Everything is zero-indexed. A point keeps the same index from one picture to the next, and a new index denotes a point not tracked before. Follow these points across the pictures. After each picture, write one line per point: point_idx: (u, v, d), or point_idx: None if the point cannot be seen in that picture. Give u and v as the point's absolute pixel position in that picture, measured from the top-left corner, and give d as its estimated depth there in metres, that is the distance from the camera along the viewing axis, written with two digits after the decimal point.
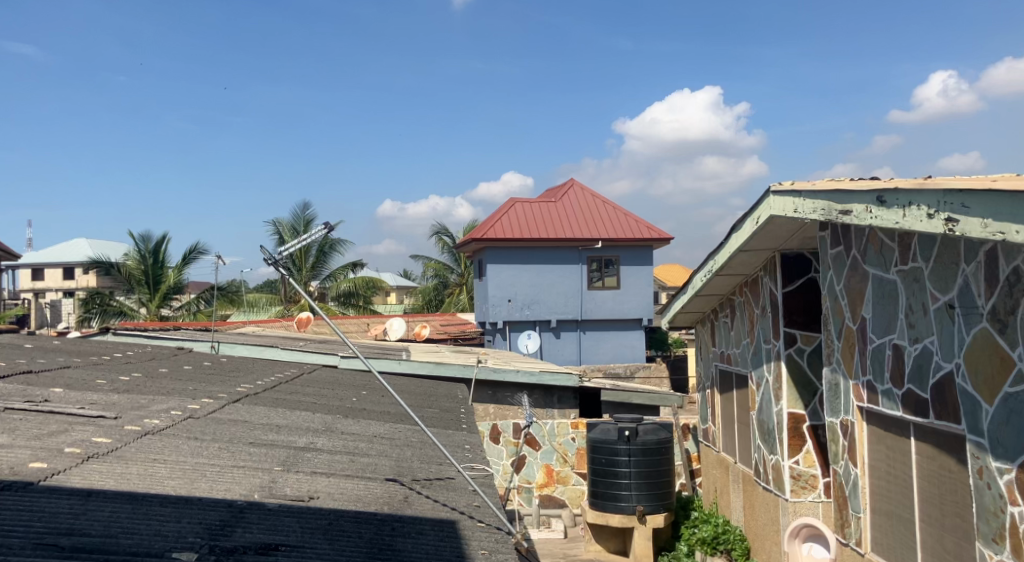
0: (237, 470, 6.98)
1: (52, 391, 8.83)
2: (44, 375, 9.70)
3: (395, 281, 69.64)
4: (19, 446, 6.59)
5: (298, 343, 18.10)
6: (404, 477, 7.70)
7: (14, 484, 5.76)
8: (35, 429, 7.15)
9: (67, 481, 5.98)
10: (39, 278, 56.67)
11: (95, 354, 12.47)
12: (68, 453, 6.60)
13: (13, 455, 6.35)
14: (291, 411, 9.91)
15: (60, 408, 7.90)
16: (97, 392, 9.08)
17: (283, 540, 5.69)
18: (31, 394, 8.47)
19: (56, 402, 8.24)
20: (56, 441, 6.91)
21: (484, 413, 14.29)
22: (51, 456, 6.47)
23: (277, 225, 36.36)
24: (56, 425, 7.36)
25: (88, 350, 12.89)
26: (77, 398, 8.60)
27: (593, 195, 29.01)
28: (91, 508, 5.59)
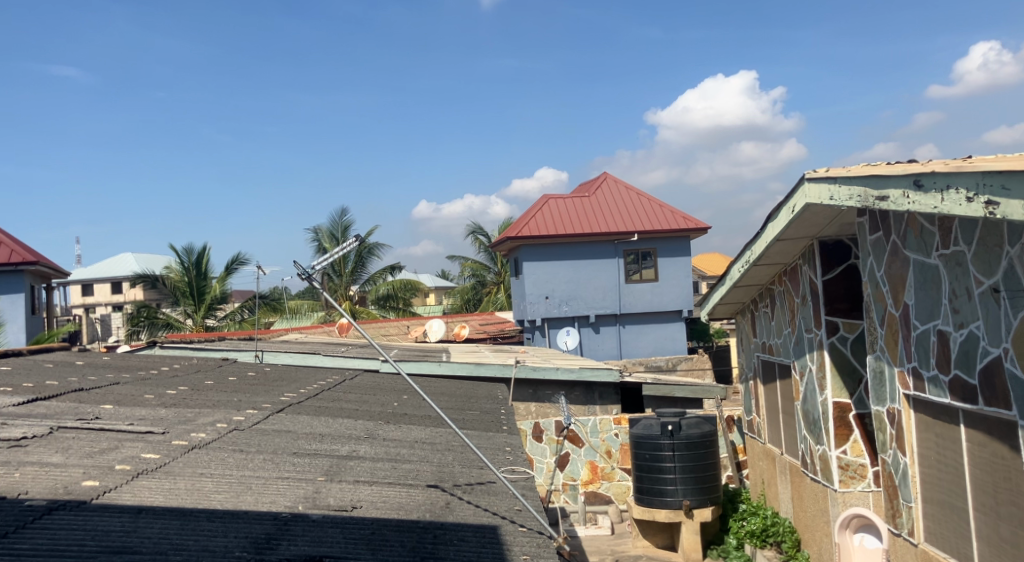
0: (281, 481, 7.06)
1: (101, 408, 8.97)
2: (95, 393, 9.88)
3: (433, 281, 69.81)
4: (72, 465, 6.71)
5: (340, 348, 18.22)
6: (445, 483, 7.73)
7: (68, 503, 5.86)
8: (86, 447, 7.28)
9: (119, 499, 6.08)
10: (90, 293, 57.85)
11: (143, 369, 12.67)
12: (119, 470, 6.71)
13: (67, 474, 6.47)
14: (333, 419, 9.98)
15: (110, 425, 8.04)
16: (146, 407, 9.23)
17: (328, 551, 5.73)
18: (82, 412, 8.61)
19: (107, 419, 8.39)
20: (106, 458, 7.03)
21: (526, 411, 14.26)
22: (103, 474, 6.58)
23: (315, 232, 36.60)
24: (106, 443, 7.48)
25: (136, 365, 13.11)
26: (127, 414, 8.74)
27: (627, 187, 28.78)
28: (142, 525, 5.68)
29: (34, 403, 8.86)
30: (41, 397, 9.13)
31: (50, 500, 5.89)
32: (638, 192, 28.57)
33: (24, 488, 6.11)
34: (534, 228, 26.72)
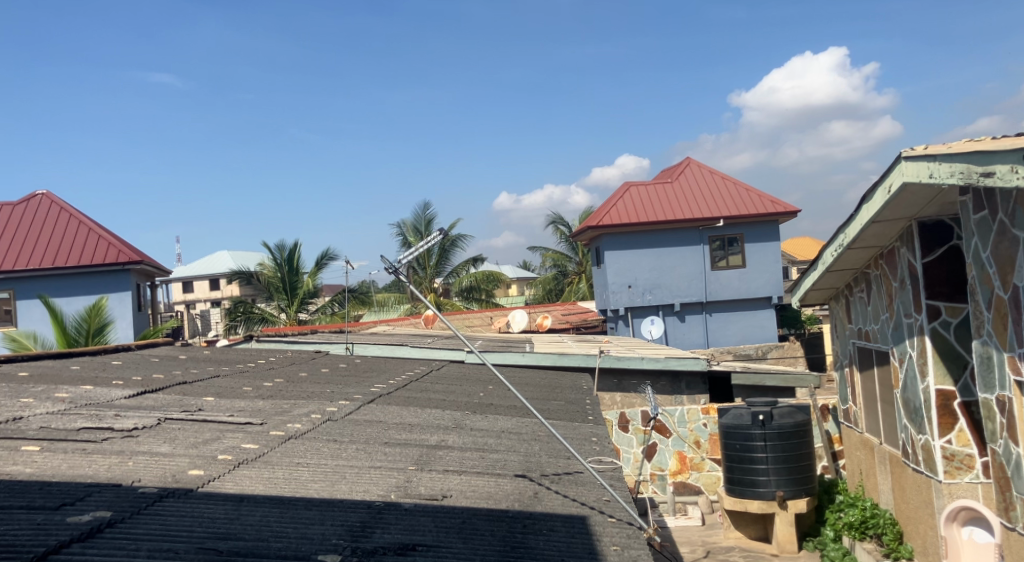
0: (373, 471, 7.25)
1: (202, 400, 9.41)
2: (197, 386, 10.27)
3: (515, 271, 69.90)
4: (179, 455, 7.21)
5: (427, 339, 18.39)
6: (533, 472, 7.72)
7: (178, 491, 6.31)
8: (191, 437, 7.81)
9: (222, 488, 6.48)
10: (190, 289, 59.77)
11: (241, 361, 13.00)
12: (222, 460, 7.15)
13: (174, 463, 6.96)
14: (422, 409, 10.05)
15: (211, 417, 8.57)
16: (245, 399, 9.55)
17: (420, 539, 5.91)
18: (187, 404, 9.17)
19: (209, 410, 8.89)
20: (210, 448, 7.50)
21: (611, 402, 14.18)
22: (207, 463, 7.03)
23: (400, 226, 36.96)
24: (209, 433, 7.97)
25: (234, 358, 13.46)
26: (227, 406, 9.18)
27: (712, 172, 28.22)
28: (244, 513, 6.02)
29: (142, 396, 9.51)
30: (147, 390, 9.79)
31: (160, 488, 6.34)
32: (724, 176, 27.96)
33: (137, 475, 6.62)
34: (616, 217, 26.46)
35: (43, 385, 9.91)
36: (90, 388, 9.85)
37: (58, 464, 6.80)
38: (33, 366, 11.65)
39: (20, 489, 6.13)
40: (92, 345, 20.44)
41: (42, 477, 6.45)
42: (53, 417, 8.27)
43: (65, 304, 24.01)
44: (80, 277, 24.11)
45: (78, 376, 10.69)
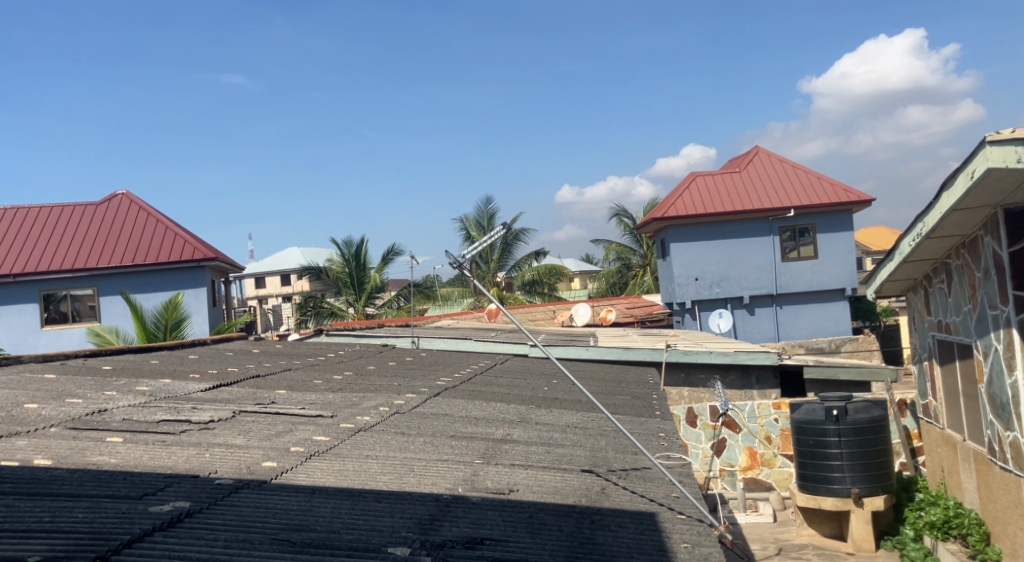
0: (440, 464, 7.27)
1: (275, 393, 9.55)
2: (270, 379, 10.41)
3: (580, 264, 69.51)
4: (253, 447, 7.29)
5: (491, 333, 18.36)
6: (599, 468, 7.60)
7: (251, 482, 6.39)
8: (264, 430, 7.88)
9: (294, 480, 6.56)
10: (262, 285, 60.89)
11: (311, 355, 13.13)
12: (294, 452, 7.23)
13: (248, 455, 7.04)
14: (488, 403, 9.99)
15: (284, 409, 8.65)
16: (316, 392, 9.65)
17: (488, 534, 5.87)
18: (260, 397, 9.27)
19: (282, 403, 8.98)
20: (283, 440, 7.57)
21: (678, 397, 13.86)
22: (280, 455, 7.11)
23: (463, 221, 37.05)
24: (281, 425, 8.05)
25: (304, 351, 13.60)
26: (299, 399, 9.27)
27: (781, 160, 27.56)
28: (316, 504, 6.05)
29: (218, 389, 9.67)
30: (223, 384, 9.95)
31: (236, 479, 6.41)
32: (794, 165, 27.28)
33: (214, 467, 6.69)
34: (682, 208, 26.08)
35: (124, 377, 10.10)
36: (168, 381, 10.04)
37: (140, 454, 6.91)
38: (115, 360, 11.89)
39: (104, 478, 6.24)
40: (169, 339, 20.90)
41: (125, 468, 6.56)
42: (134, 409, 8.43)
43: (144, 300, 24.43)
44: (158, 275, 24.54)
45: (157, 370, 10.91)
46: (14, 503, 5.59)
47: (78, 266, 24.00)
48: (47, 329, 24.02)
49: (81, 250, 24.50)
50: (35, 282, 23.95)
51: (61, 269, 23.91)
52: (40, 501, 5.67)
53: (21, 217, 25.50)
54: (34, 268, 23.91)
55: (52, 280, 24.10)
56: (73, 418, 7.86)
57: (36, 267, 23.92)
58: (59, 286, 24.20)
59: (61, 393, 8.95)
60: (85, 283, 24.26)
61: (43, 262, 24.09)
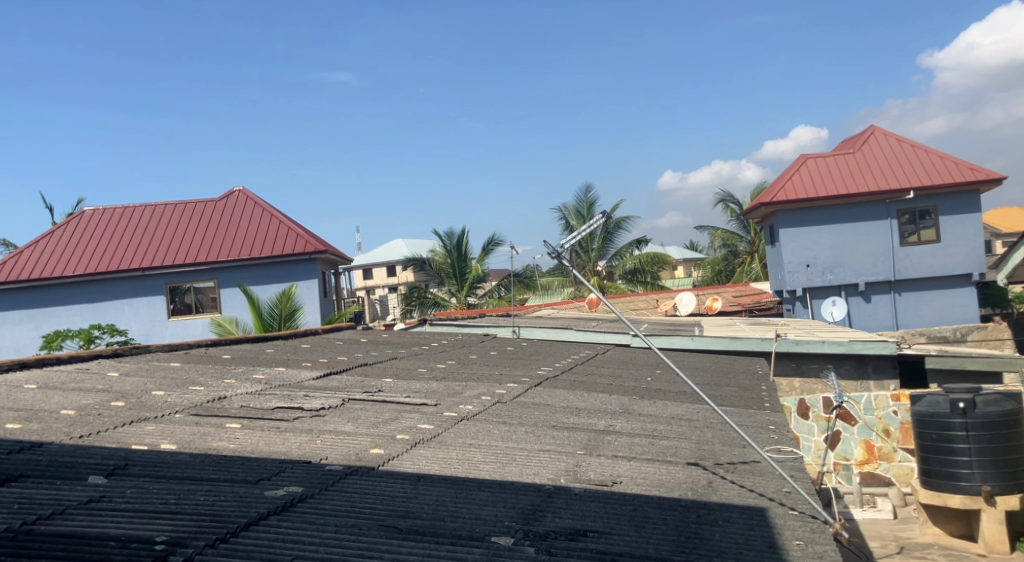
0: (542, 454, 7.12)
1: (382, 381, 9.58)
2: (376, 368, 10.45)
3: (683, 253, 68.40)
4: (361, 434, 7.28)
5: (594, 322, 18.12)
6: (706, 461, 7.31)
7: (359, 469, 6.36)
8: (371, 417, 7.87)
9: (400, 467, 6.51)
10: (369, 276, 62.08)
11: (415, 344, 13.17)
12: (400, 440, 7.18)
13: (356, 442, 7.03)
14: (590, 393, 9.78)
15: (390, 398, 8.63)
16: (420, 381, 9.63)
17: (592, 525, 5.66)
18: (367, 385, 9.29)
19: (387, 391, 8.98)
20: (389, 428, 7.54)
21: (789, 388, 13.45)
22: (386, 442, 7.07)
23: (562, 210, 36.82)
24: (387, 413, 8.03)
25: (409, 341, 13.67)
26: (404, 387, 9.25)
27: (898, 139, 26.29)
28: (421, 492, 5.97)
29: (328, 377, 9.76)
30: (333, 372, 10.04)
31: (345, 466, 6.39)
32: (912, 144, 26.00)
33: (324, 453, 6.69)
34: (792, 192, 25.25)
35: (241, 366, 10.30)
36: (281, 369, 10.19)
37: (255, 440, 6.97)
38: (234, 349, 12.14)
39: (224, 463, 6.30)
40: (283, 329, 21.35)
41: (242, 453, 6.62)
42: (252, 396, 8.54)
43: (262, 290, 24.92)
44: (274, 267, 24.96)
45: (272, 358, 11.09)
46: (140, 485, 5.66)
47: (200, 259, 24.80)
48: (173, 320, 24.83)
49: (202, 245, 25.27)
50: (160, 275, 24.83)
51: (184, 262, 24.75)
52: (164, 483, 5.73)
53: (149, 214, 26.60)
54: (161, 262, 24.88)
55: (177, 273, 24.92)
56: (196, 405, 8.01)
57: (162, 261, 24.86)
58: (183, 278, 24.99)
59: (184, 380, 9.16)
60: (207, 275, 24.91)
61: (169, 257, 25.02)
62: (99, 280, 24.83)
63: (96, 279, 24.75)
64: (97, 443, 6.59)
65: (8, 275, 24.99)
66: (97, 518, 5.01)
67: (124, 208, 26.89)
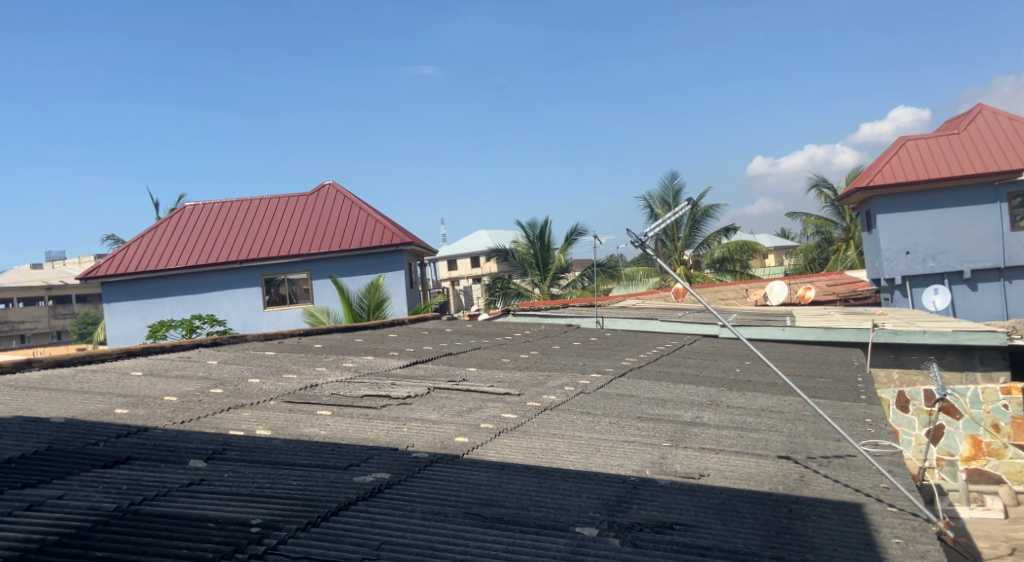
0: (627, 445, 6.92)
1: (466, 370, 9.52)
2: (460, 357, 10.39)
3: (773, 241, 66.83)
4: (445, 422, 7.19)
5: (680, 313, 17.76)
6: (798, 455, 7.00)
7: (444, 457, 6.27)
8: (456, 406, 7.79)
9: (485, 455, 6.40)
10: (453, 267, 62.52)
11: (499, 334, 13.08)
12: (484, 428, 7.07)
13: (441, 430, 6.95)
14: (676, 384, 9.52)
15: (474, 387, 8.54)
16: (504, 370, 9.53)
17: (679, 518, 5.45)
18: (451, 374, 9.24)
19: (471, 380, 8.90)
20: (473, 416, 7.44)
21: (888, 380, 13.02)
22: (470, 431, 6.97)
23: (647, 198, 36.29)
24: (472, 402, 7.94)
25: (493, 331, 13.59)
26: (488, 376, 9.16)
27: (1008, 118, 24.92)
28: (506, 480, 5.84)
29: (414, 366, 9.74)
30: (418, 360, 10.02)
31: (431, 453, 6.32)
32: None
33: (410, 441, 6.63)
34: (891, 176, 24.32)
35: (331, 355, 10.37)
36: (369, 358, 10.21)
37: (344, 427, 6.96)
38: (324, 338, 12.26)
39: (315, 449, 6.29)
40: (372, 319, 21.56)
41: (333, 439, 6.60)
42: (341, 384, 8.56)
43: (352, 282, 25.19)
44: (365, 259, 25.20)
45: (359, 348, 11.14)
46: (237, 469, 5.68)
47: (294, 252, 25.23)
48: (268, 311, 25.42)
49: (296, 238, 25.72)
50: (257, 267, 25.38)
51: (279, 255, 25.22)
52: (259, 468, 5.73)
53: (245, 209, 27.22)
54: (257, 255, 25.40)
55: (272, 265, 25.40)
56: (289, 392, 8.06)
57: (258, 254, 25.39)
58: (278, 270, 25.46)
59: (278, 368, 9.26)
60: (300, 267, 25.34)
61: (264, 250, 25.52)
62: (199, 273, 25.45)
63: (197, 271, 25.39)
64: (196, 428, 6.66)
65: (115, 268, 25.69)
66: (197, 500, 5.01)
67: (223, 204, 27.59)
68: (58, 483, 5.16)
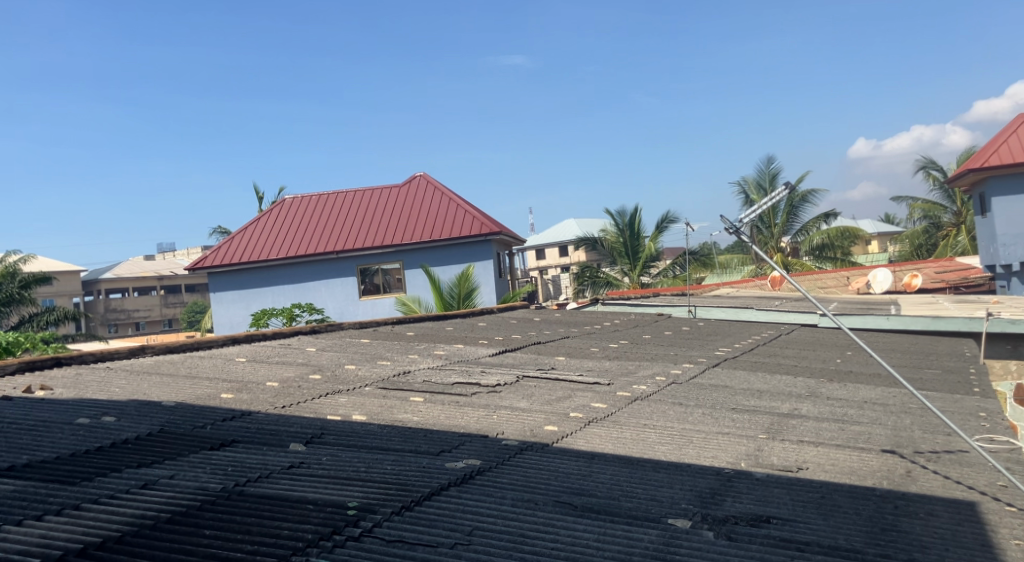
0: (721, 436, 6.65)
1: (555, 359, 9.36)
2: (549, 346, 10.24)
3: (874, 227, 64.59)
4: (534, 411, 7.04)
5: (775, 302, 17.23)
6: (904, 449, 6.61)
7: (534, 445, 6.12)
8: (545, 394, 7.64)
9: (574, 444, 6.23)
10: (542, 257, 62.46)
11: (589, 323, 12.89)
12: (573, 417, 6.90)
13: (530, 418, 6.80)
14: (772, 375, 9.18)
15: (564, 376, 8.37)
16: (593, 360, 9.35)
17: (776, 512, 5.17)
18: (540, 362, 9.10)
19: (561, 369, 8.74)
20: (562, 405, 7.27)
21: (1003, 371, 11.95)
22: (560, 420, 6.80)
23: (742, 183, 35.46)
24: (561, 391, 7.77)
25: (583, 320, 13.41)
26: (578, 365, 8.98)
27: None
28: (596, 470, 5.66)
29: (504, 354, 9.63)
30: (508, 349, 9.91)
31: (520, 441, 6.17)
32: None
33: (500, 428, 6.50)
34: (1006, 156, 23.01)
35: (422, 343, 10.34)
36: (459, 346, 10.15)
37: (435, 413, 6.88)
38: (415, 326, 12.28)
39: (408, 434, 6.21)
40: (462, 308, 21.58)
41: (425, 425, 6.52)
42: (432, 372, 8.51)
43: (442, 272, 25.23)
44: (456, 249, 25.25)
45: (449, 336, 11.10)
46: (335, 453, 5.64)
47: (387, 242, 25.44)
48: (363, 300, 25.75)
49: (390, 229, 25.92)
50: (352, 257, 25.68)
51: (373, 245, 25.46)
52: (356, 452, 5.68)
53: (341, 201, 27.61)
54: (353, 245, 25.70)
55: (366, 255, 25.67)
56: (382, 379, 8.04)
57: (353, 244, 25.69)
58: (372, 260, 25.71)
59: (372, 355, 9.28)
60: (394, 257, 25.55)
61: (359, 240, 25.81)
62: (299, 263, 25.93)
63: (296, 261, 25.85)
64: (295, 412, 6.68)
65: (221, 258, 26.41)
66: (297, 483, 4.97)
67: (323, 196, 28.02)
68: (169, 463, 5.19)
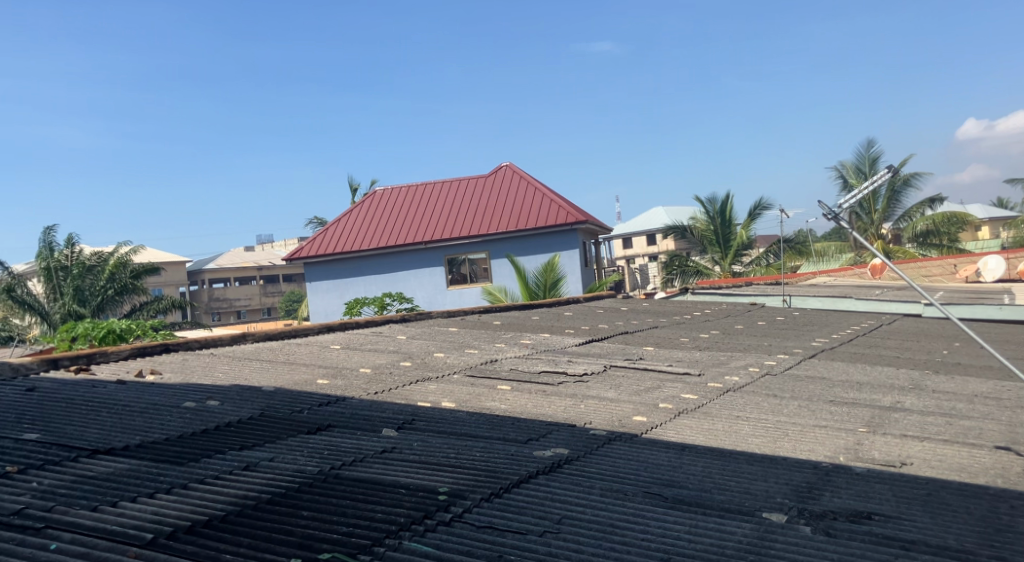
0: (818, 429, 6.32)
1: (643, 348, 9.12)
2: (638, 336, 9.99)
3: (983, 211, 61.74)
4: (623, 401, 6.83)
5: (875, 290, 16.55)
6: (1019, 445, 6.17)
7: (622, 435, 5.91)
8: (633, 384, 7.41)
9: (663, 435, 6.00)
10: (630, 245, 61.80)
11: (679, 313, 12.57)
12: (663, 408, 6.66)
13: (618, 408, 6.59)
14: (873, 366, 8.74)
15: (653, 366, 8.13)
16: (683, 350, 9.07)
17: (878, 509, 4.85)
18: (628, 352, 8.87)
19: (649, 359, 8.49)
20: (651, 396, 7.04)
21: None
22: (648, 411, 6.57)
23: (841, 168, 34.32)
24: (650, 381, 7.53)
25: (673, 309, 13.09)
26: (667, 355, 8.73)
27: None
28: (687, 462, 5.42)
29: (591, 343, 9.43)
30: (595, 339, 9.71)
31: (608, 431, 5.98)
32: None
33: (587, 418, 6.31)
34: None
35: (509, 332, 10.21)
36: (546, 335, 9.99)
37: (522, 402, 6.73)
38: (502, 316, 12.16)
39: (496, 422, 6.08)
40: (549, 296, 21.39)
41: (512, 413, 6.38)
42: (519, 360, 8.37)
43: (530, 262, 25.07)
44: (545, 239, 25.08)
45: (536, 325, 10.95)
46: (426, 439, 5.55)
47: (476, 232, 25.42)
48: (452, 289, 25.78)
49: (479, 219, 25.89)
50: (441, 248, 25.76)
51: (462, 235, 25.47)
52: (445, 439, 5.58)
53: (432, 192, 27.73)
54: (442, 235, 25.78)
55: (455, 246, 25.71)
56: (470, 366, 7.94)
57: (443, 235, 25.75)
58: (461, 250, 25.74)
59: (460, 343, 9.19)
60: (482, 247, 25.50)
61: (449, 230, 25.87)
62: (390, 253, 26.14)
63: (388, 252, 26.07)
64: (386, 398, 6.62)
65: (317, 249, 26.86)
66: (389, 467, 4.89)
67: (415, 187, 28.20)
68: (270, 446, 5.17)
